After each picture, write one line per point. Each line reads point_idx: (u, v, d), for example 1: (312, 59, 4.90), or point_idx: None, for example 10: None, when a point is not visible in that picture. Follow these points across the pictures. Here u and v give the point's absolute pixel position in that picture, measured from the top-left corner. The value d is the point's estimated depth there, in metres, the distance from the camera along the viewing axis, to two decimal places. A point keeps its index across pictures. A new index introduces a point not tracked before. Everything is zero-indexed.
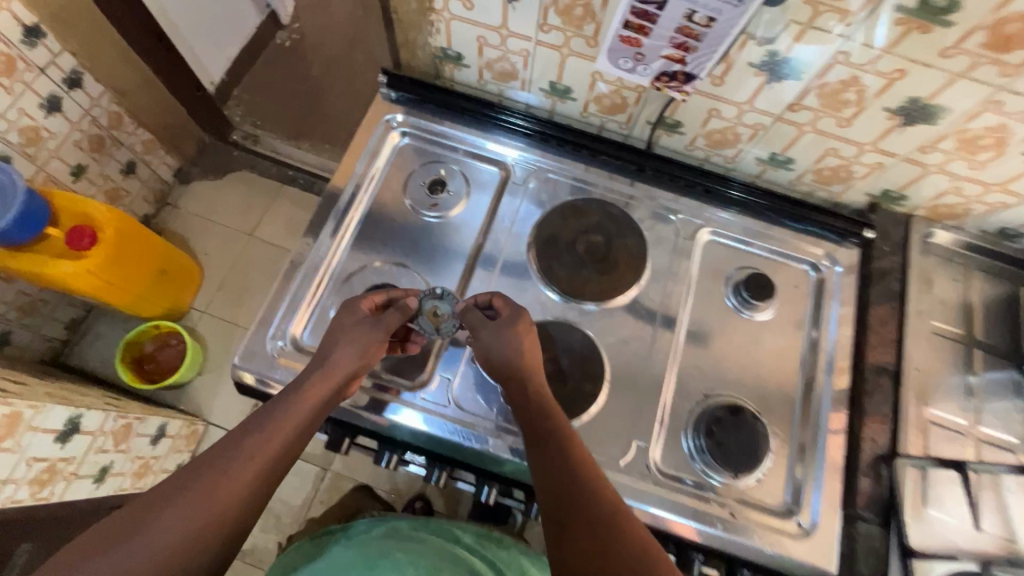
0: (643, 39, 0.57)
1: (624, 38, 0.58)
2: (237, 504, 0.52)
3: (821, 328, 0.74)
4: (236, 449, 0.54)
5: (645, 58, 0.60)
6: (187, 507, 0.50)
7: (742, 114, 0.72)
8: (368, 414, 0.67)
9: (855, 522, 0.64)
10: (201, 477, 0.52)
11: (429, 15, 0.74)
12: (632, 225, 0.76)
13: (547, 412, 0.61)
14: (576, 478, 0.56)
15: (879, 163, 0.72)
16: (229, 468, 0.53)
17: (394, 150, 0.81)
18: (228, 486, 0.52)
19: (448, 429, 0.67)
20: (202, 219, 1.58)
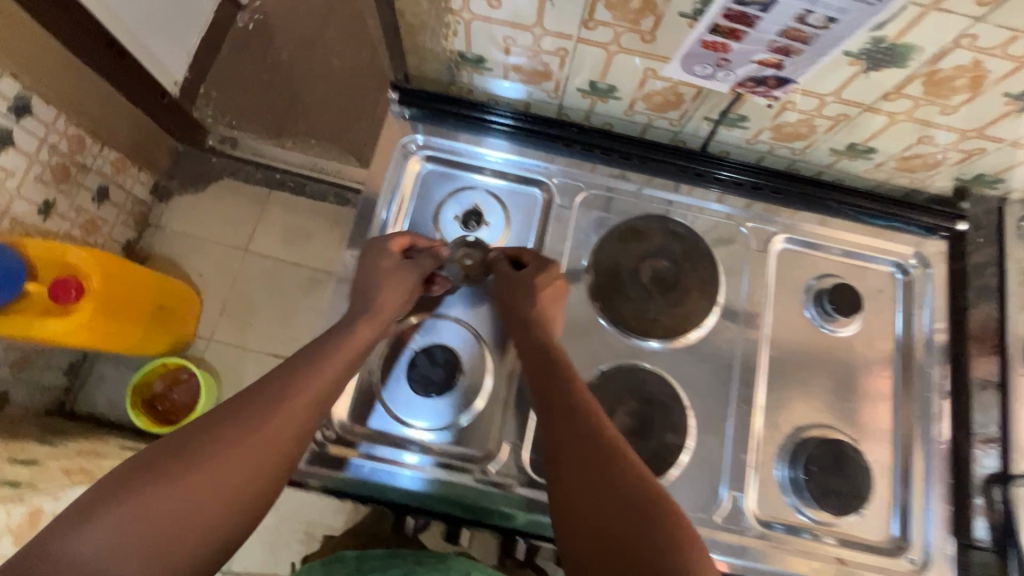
0: (731, 45, 0.54)
1: (708, 43, 0.54)
2: (279, 455, 0.49)
3: (912, 340, 0.68)
4: (273, 396, 0.51)
5: (730, 63, 0.57)
6: (227, 455, 0.46)
7: (823, 106, 0.62)
8: (369, 478, 0.60)
9: (969, 553, 0.60)
10: (236, 423, 0.48)
11: (444, 17, 0.61)
12: (700, 246, 0.67)
13: (554, 356, 0.58)
14: (574, 415, 0.53)
15: (980, 148, 0.63)
16: (269, 415, 0.49)
17: (416, 181, 0.71)
18: (269, 436, 0.49)
19: (444, 488, 0.60)
20: (191, 239, 1.44)
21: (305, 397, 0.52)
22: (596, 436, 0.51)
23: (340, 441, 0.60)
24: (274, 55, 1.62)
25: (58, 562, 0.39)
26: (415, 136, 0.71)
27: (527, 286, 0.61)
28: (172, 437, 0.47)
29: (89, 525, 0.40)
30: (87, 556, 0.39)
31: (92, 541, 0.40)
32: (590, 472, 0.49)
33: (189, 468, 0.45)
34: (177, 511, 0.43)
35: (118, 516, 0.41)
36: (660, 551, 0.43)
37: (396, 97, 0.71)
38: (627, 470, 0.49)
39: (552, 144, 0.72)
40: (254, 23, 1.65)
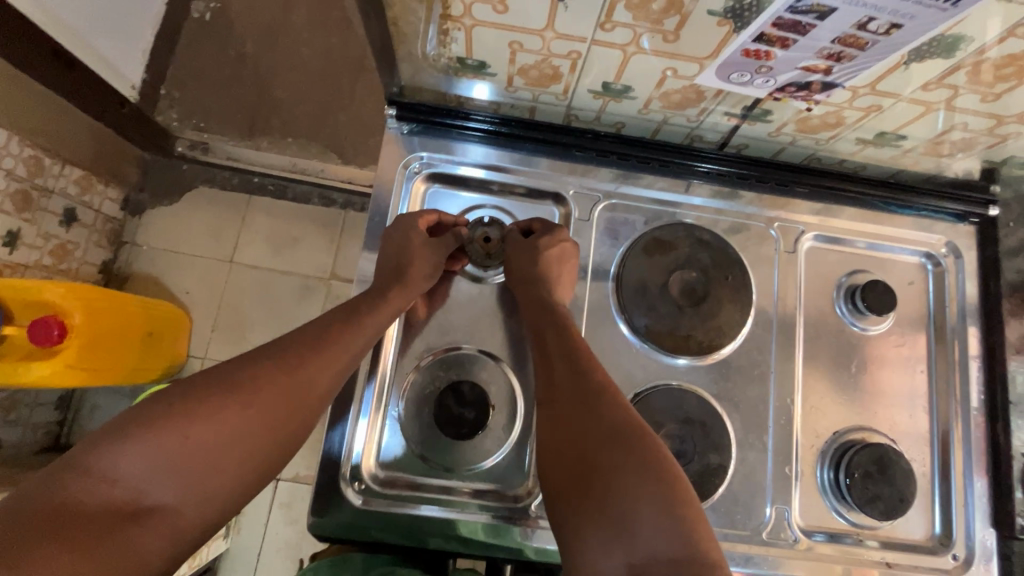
0: (776, 52, 0.51)
1: (750, 51, 0.51)
2: (300, 408, 0.53)
3: (942, 333, 0.67)
4: (298, 353, 0.54)
5: (773, 70, 0.53)
6: (253, 404, 0.50)
7: (854, 98, 0.57)
8: (388, 499, 0.59)
9: (1009, 542, 0.61)
10: (263, 373, 0.52)
11: (442, 23, 0.55)
12: (728, 253, 0.65)
13: (555, 312, 0.59)
14: (567, 357, 0.55)
15: (1016, 133, 0.60)
16: (295, 369, 0.53)
17: (424, 205, 0.69)
18: (293, 389, 0.52)
19: (466, 512, 0.59)
20: (172, 255, 1.33)
21: (328, 357, 0.55)
22: (585, 376, 0.53)
23: (376, 494, 0.59)
24: (238, 47, 1.43)
25: (98, 479, 0.43)
26: (418, 154, 0.68)
27: (534, 249, 0.62)
28: (201, 377, 0.50)
29: (123, 449, 0.44)
30: (125, 478, 0.44)
31: (127, 464, 0.44)
32: (576, 408, 0.51)
33: (214, 411, 0.48)
34: (196, 452, 0.46)
35: (150, 445, 0.45)
36: (632, 481, 0.45)
37: (394, 113, 0.67)
38: (613, 407, 0.50)
39: (544, 149, 0.68)
40: (211, 12, 1.45)
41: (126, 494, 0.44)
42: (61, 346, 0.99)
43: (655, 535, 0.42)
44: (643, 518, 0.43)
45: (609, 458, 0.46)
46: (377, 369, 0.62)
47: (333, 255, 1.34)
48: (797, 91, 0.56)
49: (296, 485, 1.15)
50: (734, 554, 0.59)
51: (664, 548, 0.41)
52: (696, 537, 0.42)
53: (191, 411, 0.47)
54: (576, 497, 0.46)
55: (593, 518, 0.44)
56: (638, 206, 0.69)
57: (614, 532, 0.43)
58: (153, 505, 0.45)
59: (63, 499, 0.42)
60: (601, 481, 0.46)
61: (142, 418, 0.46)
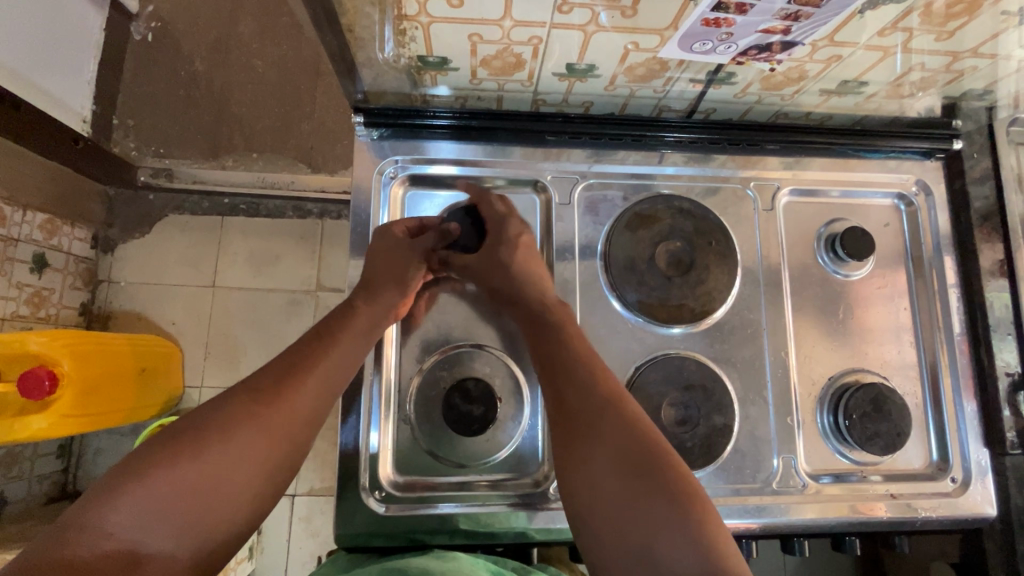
0: (735, 19, 0.51)
1: (710, 19, 0.51)
2: (291, 436, 0.52)
3: (920, 270, 0.70)
4: (283, 382, 0.53)
5: (734, 36, 0.54)
6: (240, 437, 0.49)
7: (814, 52, 0.57)
8: (415, 495, 0.61)
9: (1003, 459, 0.64)
10: (250, 406, 0.51)
11: (399, 24, 0.54)
12: (709, 219, 0.66)
13: (556, 314, 0.60)
14: (577, 377, 0.54)
15: (970, 67, 0.61)
16: (282, 398, 0.52)
17: (405, 209, 0.69)
18: (281, 417, 0.51)
19: (487, 503, 0.60)
20: (154, 287, 1.30)
21: (312, 381, 0.54)
22: (603, 396, 0.53)
23: (397, 501, 0.60)
24: (187, 66, 1.39)
25: (93, 531, 0.41)
26: (393, 159, 0.67)
27: (524, 240, 0.62)
28: (185, 421, 0.49)
29: (116, 500, 0.43)
30: (119, 529, 0.42)
31: (121, 516, 0.43)
32: (590, 430, 0.51)
33: (205, 451, 0.47)
34: (192, 495, 0.45)
35: (143, 493, 0.44)
36: (653, 508, 0.46)
37: (361, 121, 0.65)
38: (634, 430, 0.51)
39: (517, 137, 0.68)
40: (153, 32, 1.41)
41: (122, 545, 0.42)
42: (56, 395, 0.98)
43: (683, 560, 0.44)
44: (671, 542, 0.44)
45: (628, 484, 0.47)
46: (379, 382, 0.62)
47: (315, 266, 1.32)
48: (761, 51, 0.57)
49: (313, 499, 1.16)
50: (748, 506, 0.61)
51: (690, 568, 0.43)
52: (717, 552, 0.44)
53: (180, 453, 0.46)
54: (598, 524, 0.47)
55: (621, 543, 0.46)
56: (616, 183, 0.69)
57: (640, 556, 0.45)
58: (152, 552, 0.43)
59: (57, 557, 0.40)
60: (623, 508, 0.47)
61: (134, 471, 0.45)
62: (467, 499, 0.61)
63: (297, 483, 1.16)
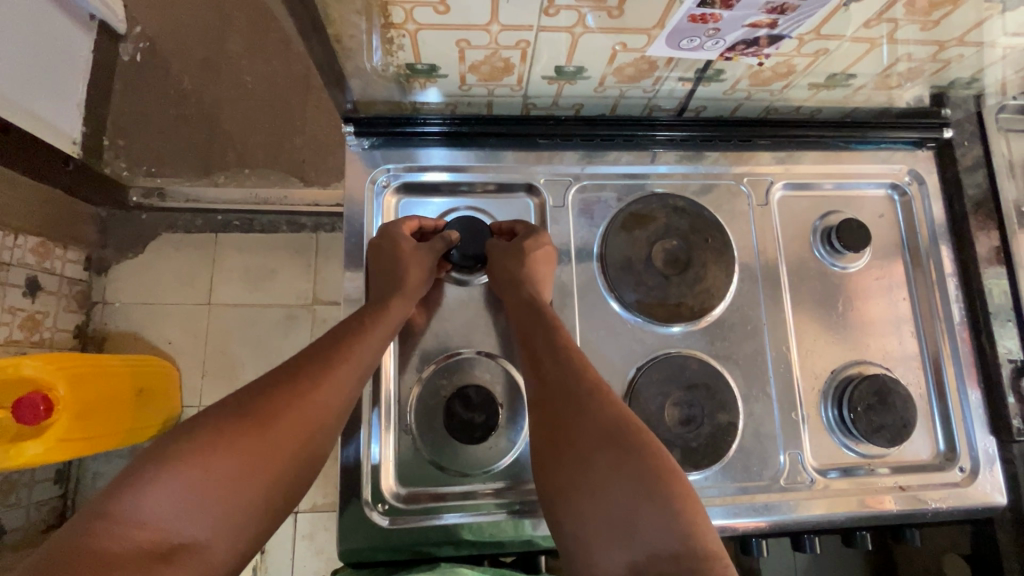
0: (721, 14, 0.51)
1: (696, 16, 0.51)
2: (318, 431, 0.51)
3: (916, 259, 0.70)
4: (310, 373, 0.53)
5: (720, 32, 0.54)
6: (271, 428, 0.48)
7: (801, 46, 0.58)
8: (420, 506, 0.60)
9: (1010, 446, 0.64)
10: (277, 399, 0.50)
11: (386, 32, 0.54)
12: (704, 216, 0.66)
13: (541, 309, 0.59)
14: (557, 361, 0.54)
15: (957, 56, 0.62)
16: (310, 390, 0.52)
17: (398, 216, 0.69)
18: (308, 409, 0.51)
19: (493, 512, 0.59)
20: (150, 307, 1.29)
21: (338, 374, 0.53)
22: (576, 379, 0.53)
23: (400, 513, 0.59)
24: (176, 85, 1.39)
25: (124, 521, 0.41)
26: (385, 167, 0.67)
27: (518, 251, 0.62)
28: (216, 410, 0.49)
29: (145, 490, 0.43)
30: (151, 519, 0.42)
31: (152, 505, 0.43)
32: (570, 411, 0.51)
33: (234, 441, 0.47)
34: (222, 485, 0.45)
35: (173, 483, 0.44)
36: (632, 484, 0.46)
37: (351, 131, 0.65)
38: (606, 409, 0.51)
39: (509, 142, 0.68)
40: (141, 53, 1.41)
41: (154, 537, 0.42)
42: (51, 420, 0.96)
43: (657, 530, 0.43)
44: (646, 513, 0.44)
45: (607, 461, 0.47)
46: (379, 393, 0.62)
47: (312, 279, 1.32)
48: (749, 47, 0.57)
49: (316, 515, 1.14)
50: (757, 505, 0.60)
51: (669, 542, 0.43)
52: (696, 528, 0.44)
53: (210, 442, 0.46)
54: (578, 502, 0.47)
55: (596, 521, 0.45)
56: (609, 184, 0.69)
57: (616, 532, 0.44)
58: (181, 543, 0.43)
59: (88, 546, 0.40)
60: (602, 485, 0.46)
61: (164, 459, 0.45)
62: (472, 510, 0.60)
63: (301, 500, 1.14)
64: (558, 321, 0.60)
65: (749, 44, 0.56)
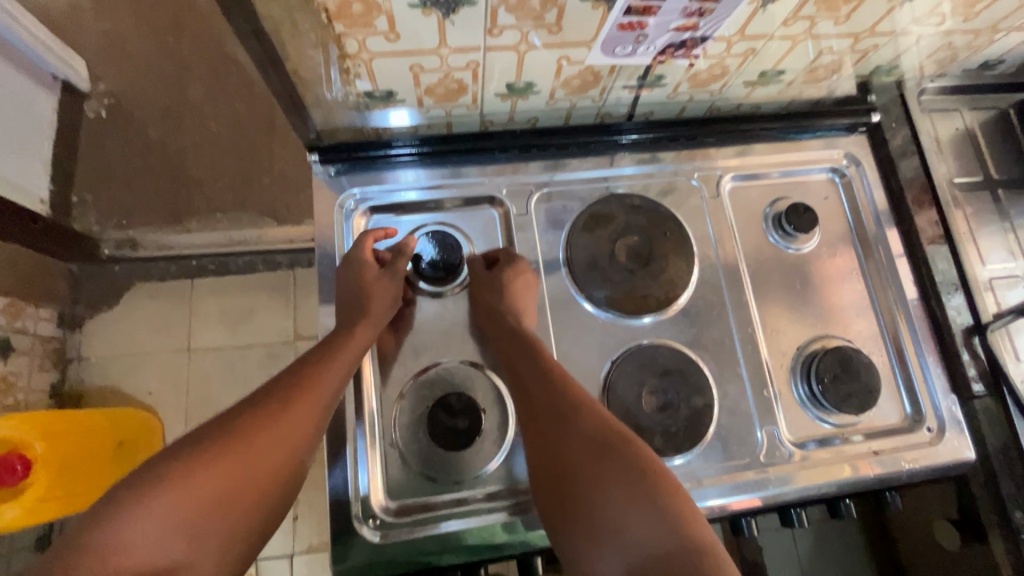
0: (647, 21, 0.55)
1: (625, 24, 0.55)
2: (294, 449, 0.52)
3: (864, 233, 0.74)
4: (285, 395, 0.54)
5: (649, 37, 0.58)
6: (250, 449, 0.49)
7: (730, 47, 0.63)
8: (411, 518, 0.60)
9: (971, 403, 0.67)
10: (256, 420, 0.51)
11: (341, 63, 0.57)
12: (660, 211, 0.70)
13: (524, 332, 0.61)
14: (541, 379, 0.56)
15: (872, 46, 0.67)
16: (287, 411, 0.53)
17: None
18: (287, 429, 0.52)
19: (484, 517, 0.60)
20: (127, 358, 1.28)
21: (314, 393, 0.55)
22: (560, 394, 0.55)
23: (392, 526, 0.59)
24: (143, 137, 1.41)
25: (102, 554, 0.42)
26: (351, 191, 0.69)
27: (500, 284, 0.64)
28: (191, 437, 0.50)
29: (123, 520, 0.43)
30: (131, 548, 0.42)
31: (132, 535, 0.43)
32: (558, 426, 0.53)
33: (214, 465, 0.47)
34: (204, 509, 0.46)
35: (152, 513, 0.44)
36: (622, 491, 0.48)
37: (317, 158, 0.68)
38: (591, 420, 0.53)
39: (470, 157, 0.71)
40: (106, 108, 1.42)
41: (137, 565, 0.42)
42: None
43: (647, 531, 0.46)
44: (637, 517, 0.46)
45: (598, 471, 0.49)
46: (362, 409, 0.62)
47: (292, 316, 1.32)
48: (677, 50, 0.61)
49: (313, 555, 1.12)
50: (742, 484, 0.62)
51: (660, 539, 0.45)
52: (685, 524, 0.46)
53: (188, 468, 0.47)
54: (573, 515, 0.49)
55: (590, 531, 0.47)
56: (569, 189, 0.72)
57: (609, 537, 0.46)
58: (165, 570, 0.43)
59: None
60: (594, 495, 0.48)
61: (140, 489, 0.45)
62: (464, 518, 0.60)
63: (295, 541, 1.12)
64: (540, 341, 0.61)
65: (677, 48, 0.61)
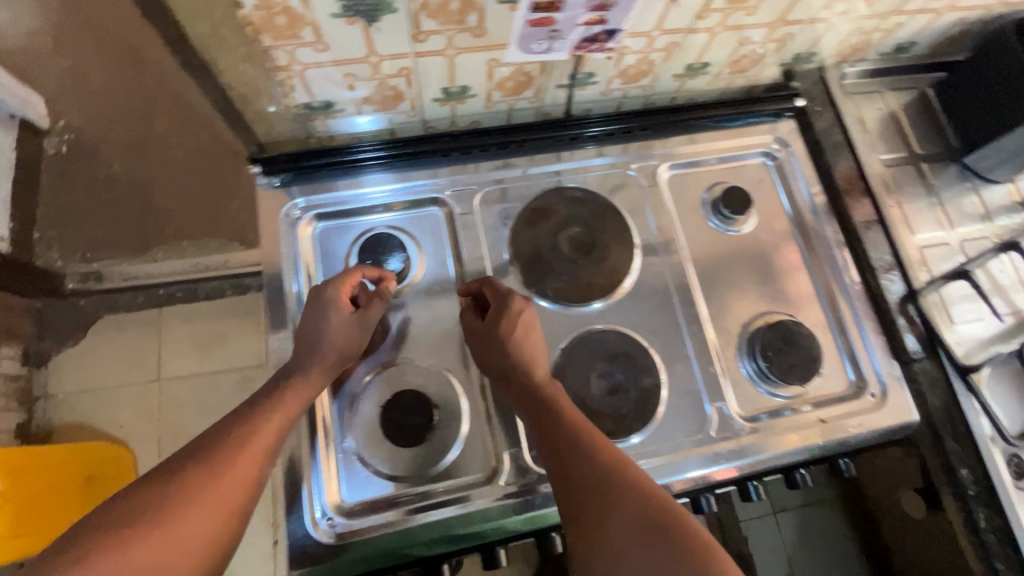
0: (555, 16, 0.58)
1: (534, 21, 0.58)
2: (235, 513, 0.49)
3: (800, 211, 0.76)
4: (231, 443, 0.52)
5: (562, 32, 0.61)
6: (194, 502, 0.47)
7: (652, 42, 0.66)
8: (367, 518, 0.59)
9: (910, 365, 0.69)
10: (199, 473, 0.49)
11: (275, 75, 0.59)
12: (602, 202, 0.72)
13: (547, 391, 0.59)
14: (576, 450, 0.54)
15: (788, 34, 0.71)
16: (235, 461, 0.51)
17: (315, 245, 0.70)
18: (235, 478, 0.50)
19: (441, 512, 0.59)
20: (96, 393, 1.26)
21: (261, 439, 0.54)
22: (597, 466, 0.53)
23: (347, 525, 0.59)
24: (106, 169, 1.41)
25: None
26: (296, 200, 0.70)
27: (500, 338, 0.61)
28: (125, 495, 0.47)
29: None
30: None
31: None
32: (597, 503, 0.51)
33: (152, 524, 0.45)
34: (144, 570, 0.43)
35: None
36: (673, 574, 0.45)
37: (260, 170, 0.69)
38: (632, 493, 0.50)
39: (414, 161, 0.72)
40: (66, 144, 1.42)
41: None
42: None
43: None
44: None
45: (644, 552, 0.47)
46: (314, 413, 0.62)
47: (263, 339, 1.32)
48: (592, 44, 0.63)
49: None
50: (697, 462, 0.63)
51: None
52: None
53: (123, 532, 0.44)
54: None
55: None
56: (510, 186, 0.74)
57: None
58: None
59: None
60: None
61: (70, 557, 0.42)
62: (420, 513, 0.59)
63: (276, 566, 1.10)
64: (564, 398, 0.59)
65: (593, 43, 0.63)
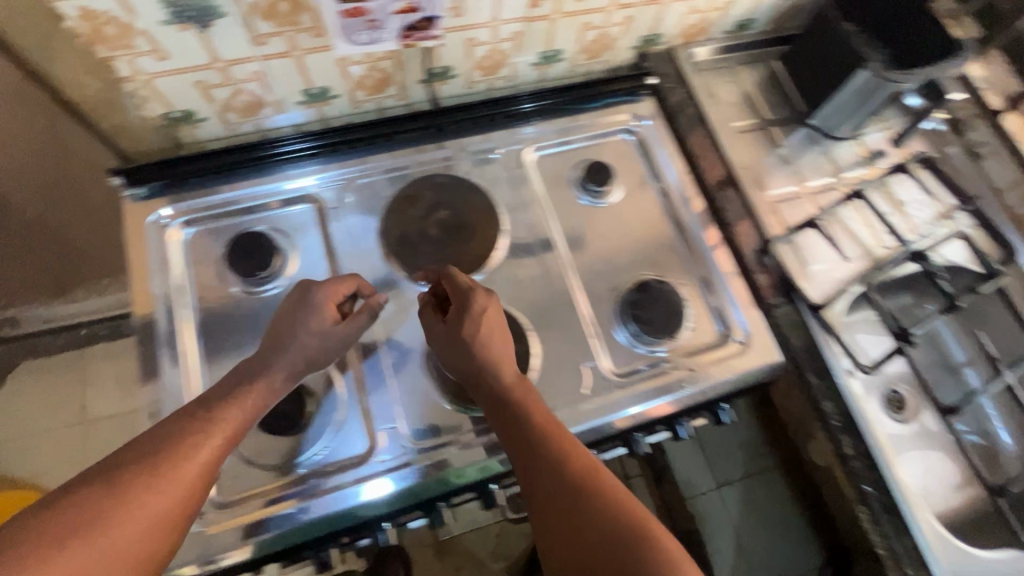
0: (366, 5, 0.59)
1: (346, 11, 0.59)
2: (162, 536, 0.46)
3: (662, 179, 0.81)
4: (166, 457, 0.48)
5: (381, 22, 0.62)
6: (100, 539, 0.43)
7: (496, 32, 0.71)
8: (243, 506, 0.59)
9: (771, 310, 0.74)
10: (131, 486, 0.45)
11: (123, 86, 0.61)
12: (471, 187, 0.76)
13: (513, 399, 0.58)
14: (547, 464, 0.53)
15: (627, 18, 0.77)
16: (171, 475, 0.47)
17: (188, 253, 0.70)
18: (169, 496, 0.47)
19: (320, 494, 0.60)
20: (19, 443, 1.25)
21: (204, 453, 0.50)
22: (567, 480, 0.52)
23: (218, 518, 0.59)
24: None
25: None
26: (166, 209, 0.70)
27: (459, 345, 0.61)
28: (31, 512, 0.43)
29: None
30: None
31: None
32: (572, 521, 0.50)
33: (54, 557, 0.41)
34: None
35: None
36: None
37: (124, 181, 0.69)
38: (602, 505, 0.50)
39: (285, 160, 0.73)
40: None
41: None
42: None
43: None
44: None
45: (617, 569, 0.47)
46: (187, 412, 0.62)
47: None
48: (419, 32, 0.65)
49: None
50: (566, 416, 0.65)
51: None
52: None
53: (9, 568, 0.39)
54: None
55: None
56: (380, 178, 0.76)
57: None
58: None
59: None
60: None
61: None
62: (320, 494, 0.60)
63: None
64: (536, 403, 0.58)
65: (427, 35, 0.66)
